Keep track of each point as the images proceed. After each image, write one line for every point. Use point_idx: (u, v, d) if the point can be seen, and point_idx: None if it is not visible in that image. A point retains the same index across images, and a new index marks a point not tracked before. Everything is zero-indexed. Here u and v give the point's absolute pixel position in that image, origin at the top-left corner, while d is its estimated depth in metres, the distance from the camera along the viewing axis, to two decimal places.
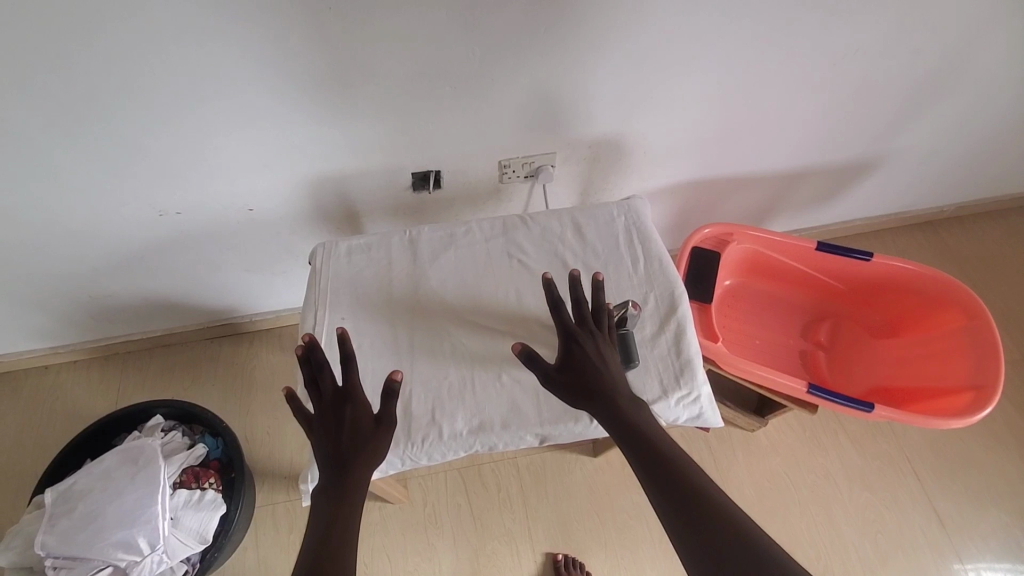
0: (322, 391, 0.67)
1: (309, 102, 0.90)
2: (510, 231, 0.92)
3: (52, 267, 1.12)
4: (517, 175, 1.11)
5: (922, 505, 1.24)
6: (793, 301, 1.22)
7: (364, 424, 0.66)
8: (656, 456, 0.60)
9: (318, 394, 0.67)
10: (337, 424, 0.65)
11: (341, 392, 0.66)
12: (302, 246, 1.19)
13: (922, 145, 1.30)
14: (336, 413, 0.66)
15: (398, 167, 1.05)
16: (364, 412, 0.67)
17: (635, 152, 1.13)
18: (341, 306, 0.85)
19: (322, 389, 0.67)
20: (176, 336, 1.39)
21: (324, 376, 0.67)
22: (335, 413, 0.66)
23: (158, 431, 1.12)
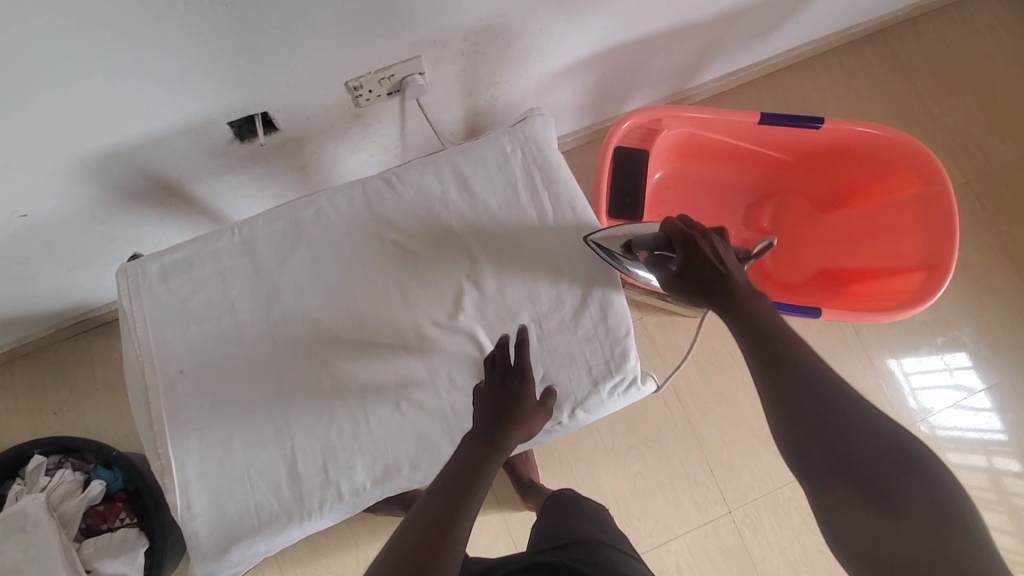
0: (497, 369, 0.61)
1: (12, 73, 0.58)
2: (376, 204, 0.69)
3: None
4: (377, 94, 0.82)
5: (858, 355, 1.27)
6: (736, 181, 1.05)
7: (524, 408, 0.59)
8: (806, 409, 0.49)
9: (494, 376, 0.60)
10: (497, 406, 0.58)
11: (515, 375, 0.60)
12: (126, 231, 0.91)
13: None
14: (502, 394, 0.59)
15: (205, 121, 0.75)
16: (527, 397, 0.60)
17: (528, 34, 0.84)
18: (175, 356, 0.65)
19: (499, 371, 0.60)
20: (27, 343, 1.14)
21: (503, 355, 0.61)
22: (504, 392, 0.59)
23: (42, 474, 0.96)
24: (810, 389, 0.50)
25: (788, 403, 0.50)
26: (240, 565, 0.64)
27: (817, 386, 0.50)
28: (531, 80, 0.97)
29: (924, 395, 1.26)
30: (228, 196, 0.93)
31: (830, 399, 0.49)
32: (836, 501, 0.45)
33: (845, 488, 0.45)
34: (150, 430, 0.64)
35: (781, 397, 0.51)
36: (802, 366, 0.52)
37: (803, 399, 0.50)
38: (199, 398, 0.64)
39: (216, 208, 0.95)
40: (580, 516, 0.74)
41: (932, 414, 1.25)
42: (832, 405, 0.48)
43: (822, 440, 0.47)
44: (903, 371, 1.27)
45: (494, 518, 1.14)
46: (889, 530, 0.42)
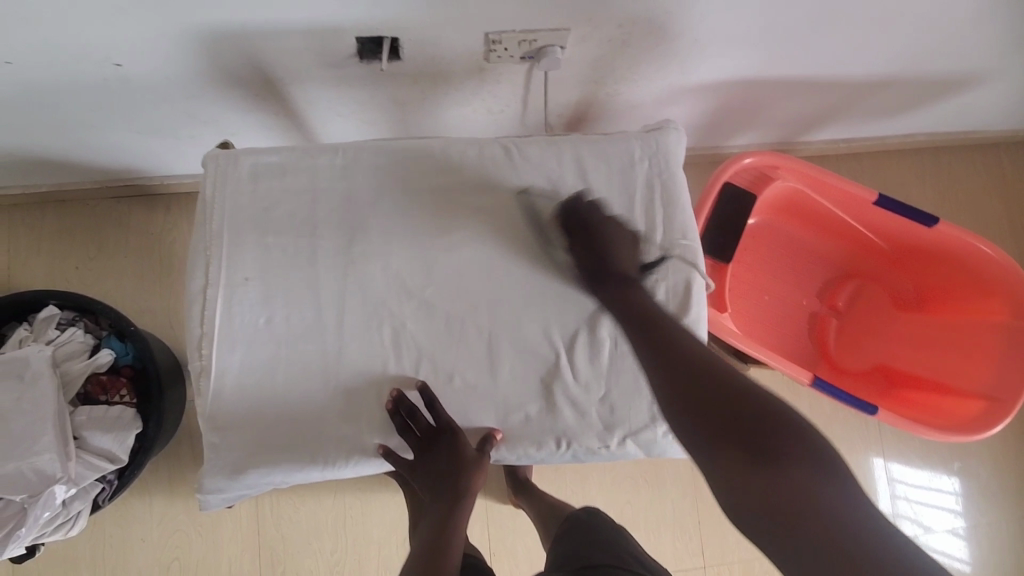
0: (422, 430, 0.61)
1: None
2: (488, 170, 0.65)
3: None
4: (510, 55, 0.77)
5: (875, 456, 1.24)
6: (823, 252, 1.01)
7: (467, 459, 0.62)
8: (705, 393, 0.53)
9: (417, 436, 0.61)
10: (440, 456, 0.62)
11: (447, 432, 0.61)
12: (210, 112, 0.87)
13: None
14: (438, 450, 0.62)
15: (335, 30, 0.70)
16: (464, 448, 0.62)
17: (679, 40, 0.79)
18: (243, 262, 0.62)
19: (422, 430, 0.61)
20: (68, 191, 1.10)
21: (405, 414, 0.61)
22: (442, 443, 0.61)
23: (53, 327, 0.93)
24: (694, 363, 0.56)
25: (676, 382, 0.55)
26: (251, 490, 0.62)
27: (705, 366, 0.55)
28: (659, 87, 0.92)
29: (923, 512, 1.24)
30: (323, 109, 0.89)
31: (725, 384, 0.53)
32: (727, 465, 0.50)
33: (734, 450, 0.50)
34: (198, 329, 0.61)
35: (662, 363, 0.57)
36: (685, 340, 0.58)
37: (697, 378, 0.54)
38: (256, 312, 0.62)
39: (306, 118, 0.91)
40: (597, 543, 0.77)
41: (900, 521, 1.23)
42: (710, 374, 0.55)
43: (702, 398, 0.53)
44: (888, 475, 1.24)
45: (476, 503, 1.14)
46: (759, 476, 0.47)
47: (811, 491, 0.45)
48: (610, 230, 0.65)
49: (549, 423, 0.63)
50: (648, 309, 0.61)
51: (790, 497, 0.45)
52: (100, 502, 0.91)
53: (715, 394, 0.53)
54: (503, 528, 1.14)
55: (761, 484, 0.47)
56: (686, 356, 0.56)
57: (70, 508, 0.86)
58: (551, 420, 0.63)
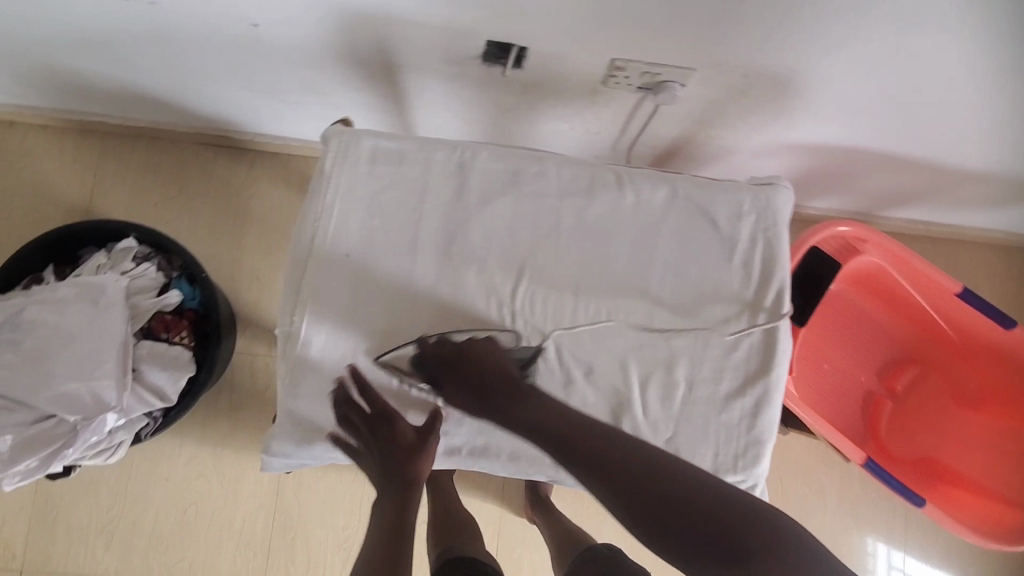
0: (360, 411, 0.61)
1: None
2: (597, 194, 0.66)
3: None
4: (629, 83, 0.78)
5: (897, 545, 1.21)
6: (891, 333, 0.99)
7: (405, 438, 0.62)
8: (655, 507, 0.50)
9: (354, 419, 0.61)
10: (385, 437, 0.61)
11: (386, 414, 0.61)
12: (322, 83, 0.88)
13: None
14: (382, 431, 0.61)
15: (470, 30, 0.71)
16: (401, 425, 0.62)
17: (798, 99, 0.79)
18: (348, 239, 0.63)
19: (357, 412, 0.61)
20: (162, 130, 1.13)
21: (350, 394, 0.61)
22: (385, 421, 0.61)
23: (128, 260, 0.95)
24: (638, 469, 0.53)
25: (625, 504, 0.51)
26: (313, 459, 0.63)
27: (646, 478, 0.52)
28: (761, 139, 0.92)
29: None
30: (429, 100, 0.91)
31: (671, 487, 0.51)
32: (704, 570, 0.48)
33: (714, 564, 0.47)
34: (293, 295, 0.62)
35: (610, 484, 0.53)
36: (619, 446, 0.55)
37: (638, 496, 0.51)
38: (352, 289, 0.63)
39: (410, 105, 0.93)
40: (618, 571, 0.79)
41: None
42: (651, 479, 0.52)
43: (659, 517, 0.50)
44: (896, 564, 1.21)
45: (491, 509, 1.14)
46: None
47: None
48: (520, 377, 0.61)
49: None
50: (573, 418, 0.58)
51: None
52: (141, 436, 0.92)
53: (665, 504, 0.50)
54: (513, 540, 1.14)
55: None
56: (628, 470, 0.53)
57: (114, 436, 0.89)
58: None
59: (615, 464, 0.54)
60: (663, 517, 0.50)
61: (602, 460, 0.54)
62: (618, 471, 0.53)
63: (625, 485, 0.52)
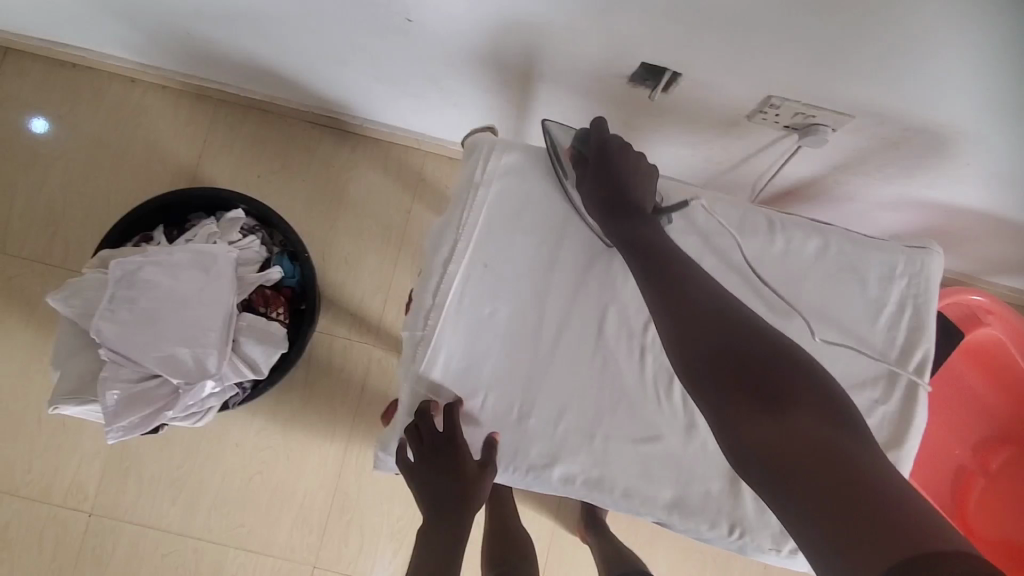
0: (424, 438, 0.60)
1: None
2: (744, 238, 0.64)
3: None
4: (776, 120, 0.75)
5: None
6: (995, 408, 0.95)
7: (467, 471, 0.59)
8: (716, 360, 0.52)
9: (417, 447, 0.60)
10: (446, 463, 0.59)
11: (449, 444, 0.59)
12: (452, 81, 0.88)
13: None
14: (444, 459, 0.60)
15: (629, 51, 0.70)
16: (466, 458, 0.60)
17: (952, 158, 0.75)
18: (489, 251, 0.63)
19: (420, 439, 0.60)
20: (275, 105, 1.15)
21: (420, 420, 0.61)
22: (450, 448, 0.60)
23: (236, 230, 0.97)
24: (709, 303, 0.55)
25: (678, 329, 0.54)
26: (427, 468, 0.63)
27: (718, 308, 0.54)
28: (893, 192, 0.88)
29: None
30: (555, 111, 0.89)
31: (739, 329, 0.52)
32: (739, 412, 0.49)
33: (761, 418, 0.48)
34: (429, 299, 0.62)
35: (678, 305, 0.55)
36: (694, 277, 0.57)
37: (701, 320, 0.54)
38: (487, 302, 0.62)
39: (533, 112, 0.92)
40: None
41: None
42: (726, 316, 0.54)
43: (721, 346, 0.52)
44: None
45: (545, 523, 1.13)
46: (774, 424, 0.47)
47: (840, 446, 0.44)
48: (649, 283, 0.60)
49: (728, 508, 0.62)
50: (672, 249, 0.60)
51: (804, 442, 0.45)
52: (229, 404, 0.94)
53: (728, 333, 0.52)
54: (562, 557, 1.13)
55: (775, 434, 0.47)
56: (700, 299, 0.55)
57: (205, 402, 0.90)
58: (730, 505, 0.62)
59: (686, 290, 0.56)
60: (723, 348, 0.52)
61: (672, 284, 0.56)
62: (689, 290, 0.56)
63: (693, 308, 0.55)
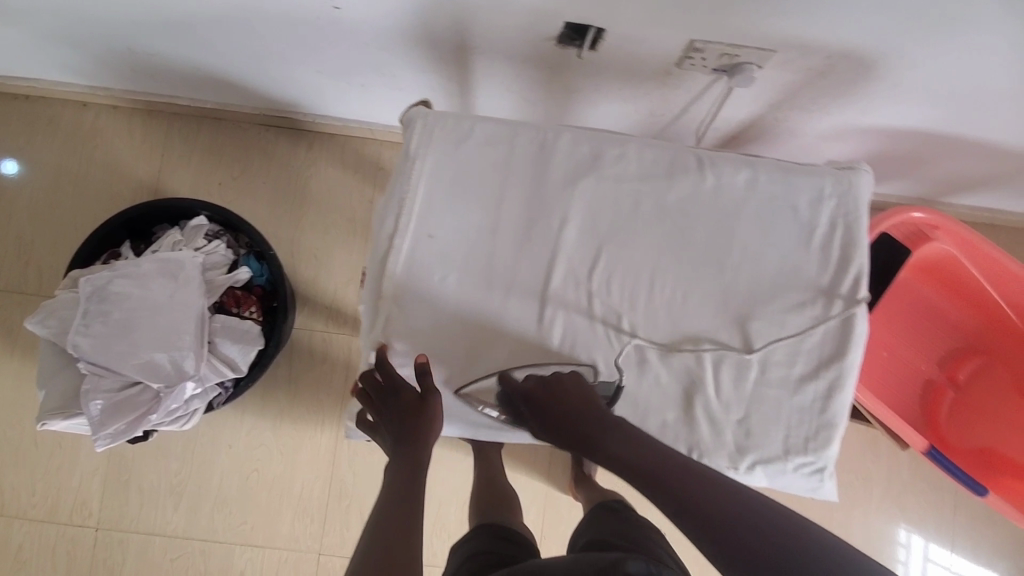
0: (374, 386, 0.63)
1: None
2: (677, 178, 0.66)
3: (83, 12, 0.86)
4: (704, 65, 0.77)
5: (944, 537, 1.20)
6: (956, 322, 0.98)
7: (408, 400, 0.61)
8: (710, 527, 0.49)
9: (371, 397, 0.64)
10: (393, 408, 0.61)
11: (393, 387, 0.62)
12: (390, 65, 0.89)
13: None
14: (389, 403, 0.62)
15: (550, 13, 0.71)
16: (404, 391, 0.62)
17: (879, 82, 0.77)
18: (431, 219, 0.65)
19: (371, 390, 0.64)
20: (227, 112, 1.16)
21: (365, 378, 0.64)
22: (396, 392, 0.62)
23: (201, 236, 0.99)
24: (692, 482, 0.53)
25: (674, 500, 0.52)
26: None
27: (702, 487, 0.52)
28: (831, 123, 0.90)
29: None
30: (494, 81, 0.91)
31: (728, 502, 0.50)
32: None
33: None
34: (378, 273, 0.65)
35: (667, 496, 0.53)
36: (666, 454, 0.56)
37: (683, 491, 0.52)
38: (435, 268, 0.65)
39: (475, 87, 0.93)
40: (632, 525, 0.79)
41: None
42: (714, 492, 0.51)
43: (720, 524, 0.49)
44: (924, 555, 1.20)
45: (538, 485, 1.18)
46: None
47: None
48: (536, 275, 0.66)
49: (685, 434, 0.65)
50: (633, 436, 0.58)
51: None
52: (214, 404, 0.97)
53: (718, 508, 0.50)
54: (558, 515, 1.18)
55: None
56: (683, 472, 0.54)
57: (189, 404, 0.93)
58: (687, 431, 0.65)
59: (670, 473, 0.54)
60: (722, 523, 0.49)
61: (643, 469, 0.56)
62: (671, 477, 0.54)
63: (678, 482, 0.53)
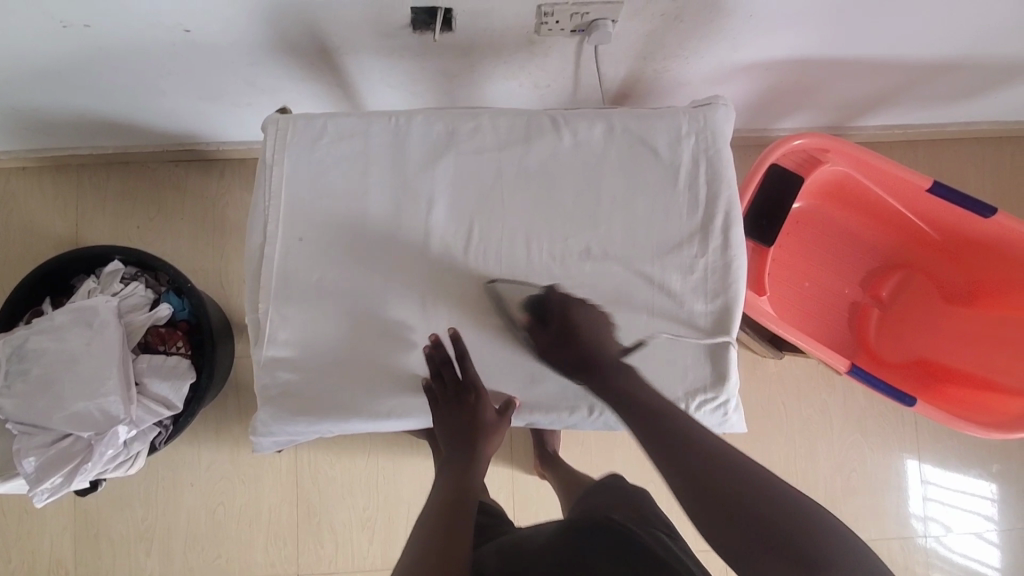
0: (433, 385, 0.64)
1: None
2: (536, 142, 0.67)
3: None
4: (560, 28, 0.78)
5: (909, 453, 1.21)
6: (869, 241, 0.99)
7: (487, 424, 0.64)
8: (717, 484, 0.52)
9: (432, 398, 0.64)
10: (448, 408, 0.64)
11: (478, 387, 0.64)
12: (267, 79, 0.90)
13: None
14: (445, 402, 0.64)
15: (392, 1, 0.72)
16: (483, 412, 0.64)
17: (733, 17, 0.78)
18: (299, 221, 0.65)
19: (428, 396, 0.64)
20: (133, 154, 1.16)
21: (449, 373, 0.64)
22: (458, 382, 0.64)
23: (117, 281, 0.99)
24: (691, 443, 0.56)
25: (674, 456, 0.55)
26: (299, 436, 0.66)
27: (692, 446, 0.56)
28: (708, 66, 0.91)
29: (953, 514, 1.20)
30: (372, 79, 0.91)
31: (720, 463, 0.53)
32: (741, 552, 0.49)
33: (773, 561, 0.48)
34: (255, 283, 0.65)
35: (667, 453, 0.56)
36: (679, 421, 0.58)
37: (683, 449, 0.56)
38: (310, 270, 0.65)
39: (358, 88, 0.94)
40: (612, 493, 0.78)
41: (929, 524, 1.20)
42: (706, 452, 0.55)
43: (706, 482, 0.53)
44: (922, 477, 1.21)
45: (502, 470, 1.18)
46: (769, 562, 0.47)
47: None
48: (411, 260, 0.66)
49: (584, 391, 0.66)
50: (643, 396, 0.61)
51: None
52: (156, 444, 0.98)
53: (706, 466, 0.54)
54: (525, 496, 1.17)
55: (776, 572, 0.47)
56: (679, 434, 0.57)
57: (130, 448, 0.93)
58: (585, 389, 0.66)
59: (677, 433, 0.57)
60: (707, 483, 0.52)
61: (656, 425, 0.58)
62: (670, 434, 0.57)
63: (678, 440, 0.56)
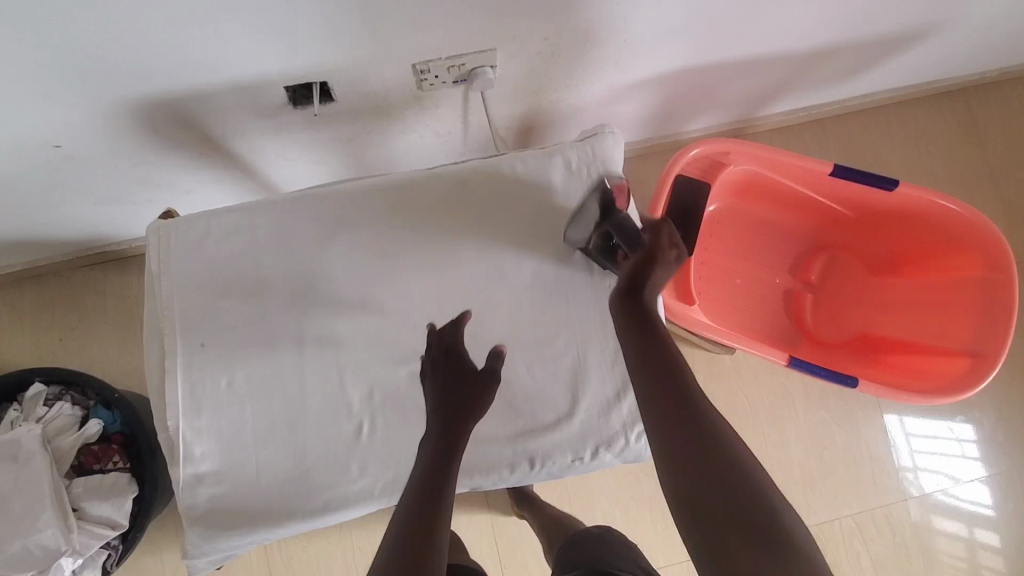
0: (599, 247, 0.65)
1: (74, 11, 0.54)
2: (429, 203, 0.66)
3: None
4: (441, 80, 0.78)
5: (873, 419, 1.23)
6: (790, 228, 1.01)
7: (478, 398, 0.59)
8: (693, 435, 0.50)
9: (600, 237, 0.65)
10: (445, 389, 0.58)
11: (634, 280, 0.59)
12: (160, 174, 0.88)
13: (987, 10, 0.97)
14: (444, 380, 0.59)
15: (263, 84, 0.71)
16: (480, 383, 0.59)
17: (608, 43, 0.79)
18: (196, 326, 0.62)
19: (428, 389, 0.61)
20: (42, 265, 1.12)
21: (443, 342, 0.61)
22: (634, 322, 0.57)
23: (40, 405, 0.94)
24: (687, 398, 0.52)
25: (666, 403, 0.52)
26: (236, 549, 0.63)
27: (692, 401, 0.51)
28: (601, 89, 0.92)
29: (946, 461, 1.22)
30: (270, 156, 0.89)
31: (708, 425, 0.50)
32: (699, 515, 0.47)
33: (706, 499, 0.47)
34: (159, 397, 0.62)
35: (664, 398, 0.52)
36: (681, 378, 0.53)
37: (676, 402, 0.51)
38: (216, 373, 0.62)
39: (258, 167, 0.92)
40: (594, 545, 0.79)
41: (922, 474, 1.21)
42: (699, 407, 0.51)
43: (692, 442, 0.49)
44: (904, 429, 1.23)
45: (481, 517, 1.15)
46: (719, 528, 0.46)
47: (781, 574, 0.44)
48: (321, 344, 0.64)
49: (519, 446, 0.64)
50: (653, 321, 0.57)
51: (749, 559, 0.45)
52: (109, 568, 0.93)
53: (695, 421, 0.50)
54: (509, 540, 1.14)
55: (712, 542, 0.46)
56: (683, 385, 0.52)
57: None
58: (520, 442, 0.64)
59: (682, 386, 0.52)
60: (691, 436, 0.50)
61: (663, 366, 0.53)
62: (672, 380, 0.53)
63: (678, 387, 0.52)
